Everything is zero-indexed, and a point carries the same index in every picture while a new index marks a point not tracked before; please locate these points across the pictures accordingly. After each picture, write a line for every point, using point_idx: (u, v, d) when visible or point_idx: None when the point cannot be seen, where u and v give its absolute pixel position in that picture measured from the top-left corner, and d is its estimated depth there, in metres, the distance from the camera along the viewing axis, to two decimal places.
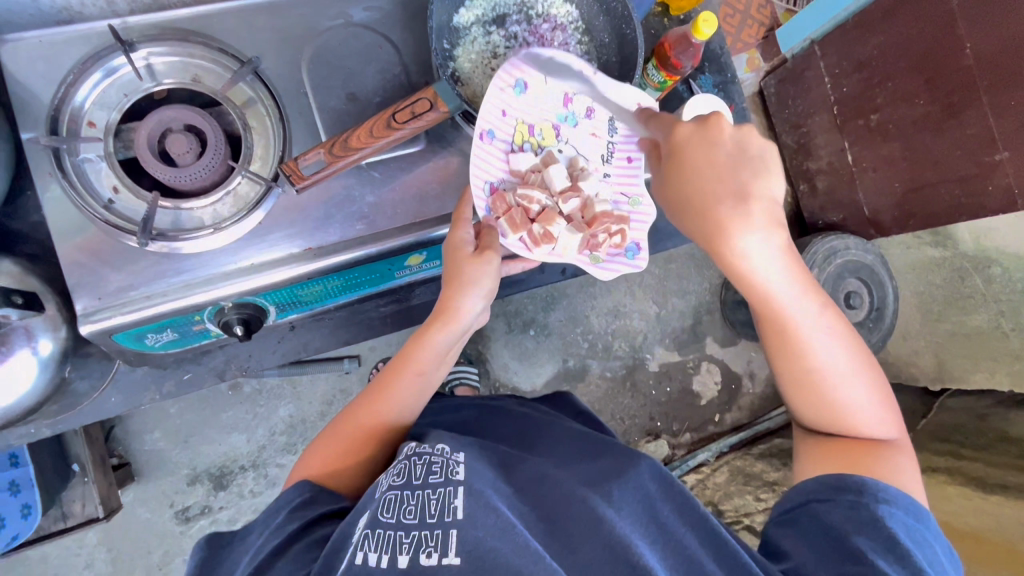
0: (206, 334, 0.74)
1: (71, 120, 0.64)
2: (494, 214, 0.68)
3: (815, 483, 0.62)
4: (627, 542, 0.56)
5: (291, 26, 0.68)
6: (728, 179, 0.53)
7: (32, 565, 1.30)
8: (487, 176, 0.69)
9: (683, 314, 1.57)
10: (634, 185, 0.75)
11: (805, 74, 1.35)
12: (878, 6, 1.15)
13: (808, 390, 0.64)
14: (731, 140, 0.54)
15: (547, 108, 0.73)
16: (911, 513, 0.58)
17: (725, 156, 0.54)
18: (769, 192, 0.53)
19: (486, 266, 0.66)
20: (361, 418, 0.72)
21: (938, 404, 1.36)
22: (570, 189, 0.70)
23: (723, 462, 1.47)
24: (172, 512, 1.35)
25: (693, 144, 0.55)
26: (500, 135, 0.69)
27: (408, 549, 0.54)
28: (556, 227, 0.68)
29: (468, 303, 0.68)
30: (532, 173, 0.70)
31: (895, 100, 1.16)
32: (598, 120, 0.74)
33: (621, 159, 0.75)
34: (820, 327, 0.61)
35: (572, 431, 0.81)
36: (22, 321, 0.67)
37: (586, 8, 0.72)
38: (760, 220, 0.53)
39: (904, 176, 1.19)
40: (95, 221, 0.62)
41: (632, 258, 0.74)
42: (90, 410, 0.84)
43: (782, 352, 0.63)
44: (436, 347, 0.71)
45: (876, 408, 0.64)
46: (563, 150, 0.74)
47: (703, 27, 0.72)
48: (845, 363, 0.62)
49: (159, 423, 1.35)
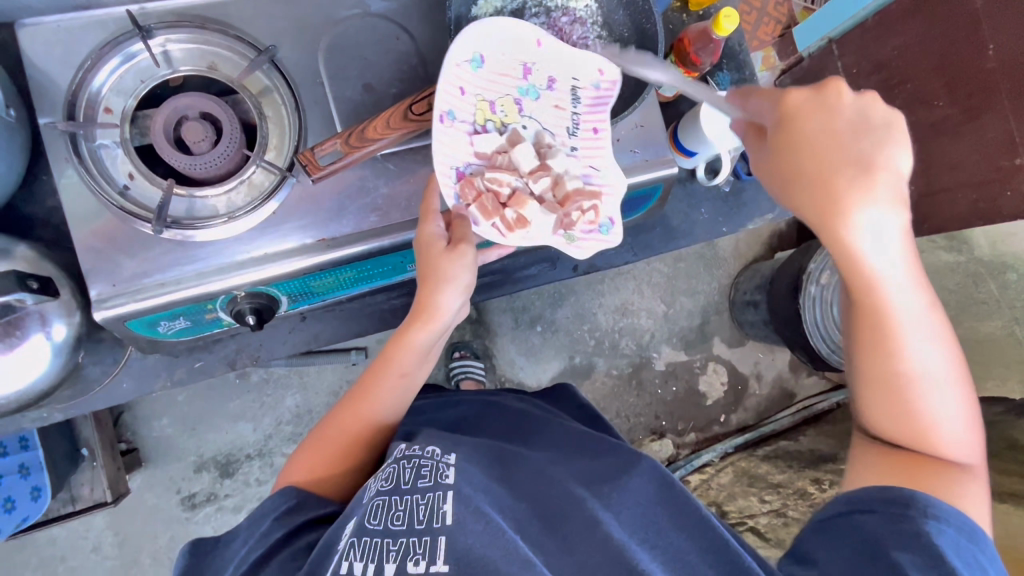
0: (219, 322, 0.74)
1: (88, 105, 0.63)
2: (463, 202, 0.64)
3: (862, 493, 0.59)
4: (623, 543, 0.56)
5: (308, 16, 0.68)
6: (847, 146, 0.50)
7: (40, 546, 1.32)
8: (452, 161, 0.64)
9: (691, 313, 1.56)
10: (603, 155, 0.69)
11: (822, 73, 1.34)
12: (897, 7, 1.13)
13: (893, 397, 0.58)
14: (851, 107, 0.51)
15: (505, 81, 0.68)
16: (964, 532, 0.55)
17: (845, 125, 0.51)
18: (896, 163, 0.49)
19: (462, 259, 0.64)
20: (349, 423, 0.73)
21: None
22: (540, 168, 0.66)
23: (727, 463, 1.46)
24: (178, 498, 1.36)
25: (807, 110, 0.52)
26: (461, 115, 0.65)
27: (395, 557, 0.54)
28: (529, 210, 0.64)
29: (446, 300, 0.66)
30: (498, 154, 0.66)
31: (913, 103, 1.14)
32: (560, 92, 0.70)
33: (587, 131, 0.70)
34: (923, 332, 0.55)
35: (573, 428, 0.80)
36: (38, 305, 0.67)
37: (605, 2, 0.71)
38: (882, 192, 0.49)
39: (921, 179, 1.18)
40: (109, 207, 0.62)
41: (605, 233, 0.68)
42: (103, 395, 0.85)
43: (870, 349, 0.57)
44: (417, 345, 0.70)
45: (964, 425, 0.59)
46: (526, 127, 0.69)
47: (723, 23, 0.72)
48: (941, 368, 0.57)
49: (167, 410, 1.36)
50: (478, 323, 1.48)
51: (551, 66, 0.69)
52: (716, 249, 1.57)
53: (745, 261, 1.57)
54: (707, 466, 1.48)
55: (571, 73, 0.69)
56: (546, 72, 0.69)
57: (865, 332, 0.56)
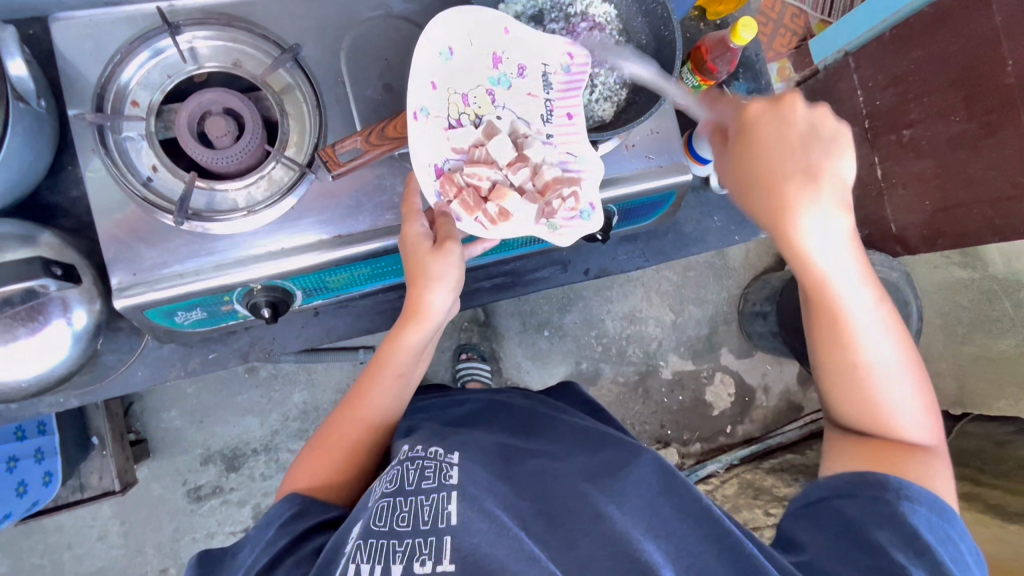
0: (234, 314, 0.75)
1: (116, 97, 0.65)
2: (445, 198, 0.63)
3: (835, 480, 0.62)
4: (628, 538, 0.57)
5: (332, 17, 0.69)
6: (796, 158, 0.54)
7: (47, 533, 1.33)
8: (431, 157, 0.63)
9: (699, 322, 1.56)
10: (580, 140, 0.66)
11: (838, 85, 1.33)
12: (917, 20, 1.12)
13: (852, 387, 0.62)
14: (803, 121, 0.55)
15: (476, 72, 0.66)
16: (936, 510, 0.57)
17: (795, 136, 0.55)
18: (838, 173, 0.53)
19: (449, 257, 0.64)
20: (350, 428, 0.73)
21: (958, 427, 1.33)
22: (517, 159, 0.63)
23: (732, 474, 1.45)
24: (184, 490, 1.37)
25: (763, 122, 0.55)
26: (434, 111, 0.64)
27: (401, 558, 0.54)
28: (510, 203, 0.62)
29: (434, 298, 0.66)
30: (476, 148, 0.64)
31: (930, 117, 1.13)
32: (532, 79, 0.67)
33: (561, 117, 0.67)
34: (877, 324, 0.59)
35: (577, 423, 0.79)
36: (60, 292, 0.68)
37: (624, 8, 0.70)
38: (826, 198, 0.53)
39: (935, 194, 1.17)
40: (133, 198, 0.64)
41: (587, 219, 0.65)
42: (118, 383, 0.86)
43: (830, 341, 0.61)
44: (410, 345, 0.71)
45: (919, 414, 0.62)
46: (501, 118, 0.67)
47: (741, 32, 0.70)
48: (894, 361, 0.60)
49: (176, 401, 1.37)
50: (485, 326, 1.49)
51: (521, 53, 0.67)
52: (727, 258, 1.56)
53: (755, 271, 1.57)
54: (712, 476, 1.47)
55: (541, 58, 0.67)
56: (516, 59, 0.67)
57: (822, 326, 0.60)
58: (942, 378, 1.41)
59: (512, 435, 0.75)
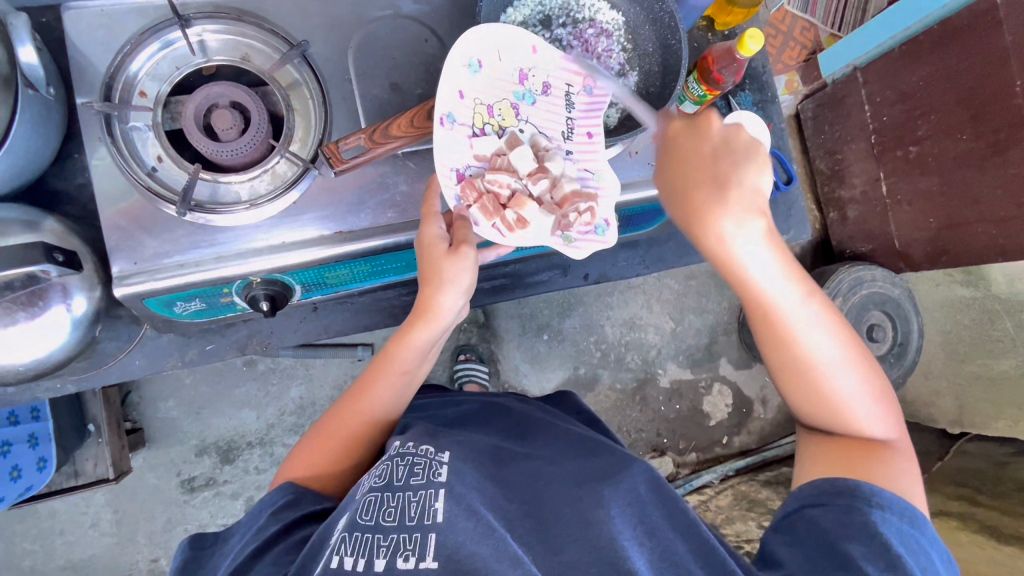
0: (232, 306, 0.76)
1: (124, 88, 0.65)
2: (465, 203, 0.64)
3: (810, 488, 0.62)
4: (614, 544, 0.57)
5: (341, 15, 0.70)
6: (710, 171, 0.54)
7: (40, 519, 1.34)
8: (451, 162, 0.64)
9: (699, 332, 1.55)
10: (598, 158, 0.66)
11: (845, 100, 1.33)
12: (926, 38, 1.12)
13: (802, 386, 0.63)
14: (716, 133, 0.56)
15: (503, 85, 0.66)
16: (906, 518, 0.58)
17: (710, 148, 0.56)
18: (750, 182, 0.53)
19: (463, 262, 0.64)
20: (350, 419, 0.73)
21: (955, 447, 1.35)
22: (538, 171, 0.63)
23: (727, 485, 1.44)
24: (178, 481, 1.38)
25: (683, 138, 0.57)
26: (460, 119, 0.64)
27: (385, 553, 0.54)
28: (529, 211, 0.62)
29: (447, 300, 0.67)
30: (498, 156, 0.64)
31: (937, 133, 1.13)
32: (556, 96, 0.67)
33: (581, 134, 0.67)
34: (815, 327, 0.60)
35: (571, 429, 0.79)
36: (61, 279, 0.68)
37: (632, 16, 0.71)
38: (739, 208, 0.53)
39: (940, 212, 1.17)
40: (137, 188, 0.64)
41: (601, 235, 0.66)
42: (116, 370, 0.86)
43: (774, 347, 0.62)
44: (418, 344, 0.71)
45: (872, 406, 0.64)
46: (523, 130, 0.67)
47: (748, 43, 0.70)
48: (838, 359, 0.61)
49: (174, 392, 1.38)
50: (485, 328, 1.50)
51: (548, 70, 0.67)
52: None
53: None
54: (706, 487, 1.47)
55: (567, 77, 0.67)
56: (543, 76, 0.67)
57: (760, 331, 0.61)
58: (941, 396, 1.41)
59: (505, 438, 0.75)
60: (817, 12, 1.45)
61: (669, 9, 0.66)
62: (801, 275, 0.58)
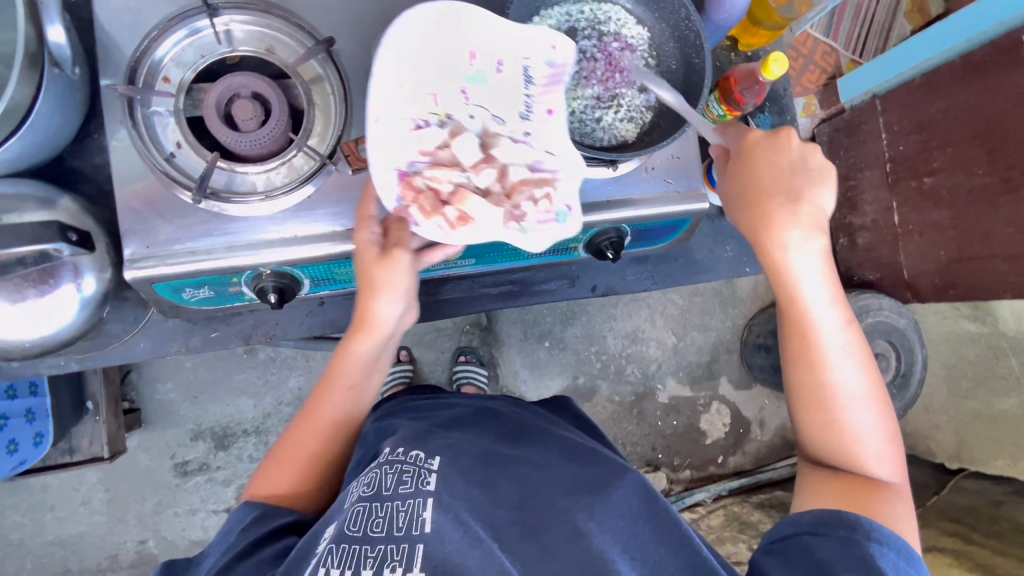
0: (240, 296, 0.76)
1: (148, 72, 0.66)
2: (405, 203, 0.62)
3: (809, 515, 0.61)
4: (602, 559, 0.57)
5: (368, 15, 0.70)
6: (783, 183, 0.61)
7: (32, 492, 1.34)
8: (392, 161, 0.62)
9: (701, 349, 1.55)
10: (555, 135, 0.64)
11: (863, 127, 1.33)
12: (949, 69, 1.11)
13: (817, 408, 0.64)
14: (796, 152, 0.62)
15: (450, 68, 0.65)
16: (903, 555, 0.57)
17: (787, 163, 0.62)
18: (820, 201, 0.60)
19: (397, 264, 0.66)
20: (303, 439, 0.73)
21: (953, 482, 1.35)
22: (482, 161, 0.64)
23: (719, 505, 1.44)
24: (172, 464, 1.38)
25: (761, 147, 0.63)
26: (398, 111, 0.63)
27: (372, 564, 0.55)
28: (471, 206, 0.62)
29: (383, 308, 0.68)
30: (441, 149, 0.63)
31: (952, 166, 1.13)
32: (510, 73, 0.65)
33: (541, 113, 0.65)
34: (845, 349, 0.63)
35: (564, 437, 0.76)
36: (72, 258, 0.68)
37: (658, 32, 0.70)
38: (806, 221, 0.60)
39: (951, 245, 1.17)
40: (154, 171, 0.64)
41: (562, 222, 0.64)
42: (120, 351, 0.86)
43: (802, 360, 0.64)
44: (359, 355, 0.72)
45: (882, 445, 0.64)
46: (473, 117, 0.66)
47: (772, 67, 0.70)
48: (859, 388, 0.63)
49: (173, 374, 1.38)
50: (486, 331, 1.50)
51: (497, 48, 0.64)
52: (735, 288, 1.56)
53: (762, 303, 1.56)
54: (698, 506, 1.46)
55: (520, 52, 0.64)
56: (493, 56, 0.64)
57: (793, 340, 0.64)
58: (939, 431, 1.41)
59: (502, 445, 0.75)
60: (840, 37, 1.45)
61: (696, 27, 0.65)
62: (844, 295, 0.64)
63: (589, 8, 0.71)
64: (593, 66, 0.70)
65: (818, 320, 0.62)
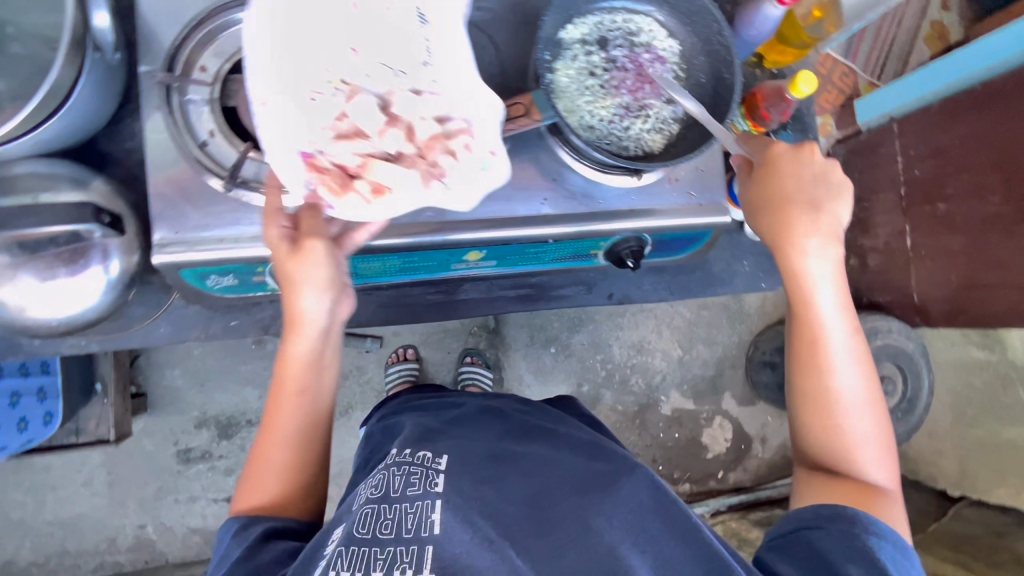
0: (262, 286, 0.77)
1: (186, 61, 0.67)
2: (314, 186, 0.62)
3: (808, 511, 0.61)
4: (615, 552, 0.57)
5: None
6: (805, 191, 0.63)
7: (35, 472, 1.35)
8: (292, 144, 0.61)
9: (706, 362, 1.55)
10: (458, 77, 0.64)
11: (878, 149, 1.34)
12: (966, 97, 1.12)
13: (819, 410, 0.65)
14: (818, 165, 0.64)
15: (334, 31, 0.63)
16: (899, 547, 0.57)
17: (809, 174, 0.64)
18: (837, 213, 0.63)
19: (311, 254, 0.64)
20: (269, 449, 0.70)
21: (953, 510, 1.36)
22: (386, 125, 0.65)
23: (717, 521, 1.43)
24: (175, 450, 1.38)
25: (784, 157, 0.64)
26: (283, 88, 0.61)
27: (381, 567, 0.55)
28: (383, 175, 0.63)
29: (306, 303, 0.67)
30: (341, 121, 0.64)
31: (965, 193, 1.13)
32: (401, 22, 0.64)
33: (442, 57, 0.64)
34: (849, 355, 0.64)
35: (573, 436, 0.77)
36: (103, 239, 0.69)
37: (688, 45, 0.71)
38: (824, 230, 0.63)
39: (961, 270, 1.17)
40: (187, 157, 0.65)
41: (488, 167, 0.64)
42: (139, 335, 0.87)
43: (808, 361, 0.64)
44: (298, 357, 0.70)
45: (879, 454, 0.65)
46: (370, 78, 0.65)
47: (801, 85, 0.71)
48: (860, 395, 0.64)
49: (181, 361, 1.39)
50: (494, 334, 1.50)
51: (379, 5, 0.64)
52: (744, 303, 1.56)
53: (771, 320, 1.56)
54: None
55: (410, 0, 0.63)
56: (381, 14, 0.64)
57: (801, 340, 0.65)
58: (943, 457, 1.41)
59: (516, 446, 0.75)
60: (859, 57, 1.44)
61: (725, 42, 0.67)
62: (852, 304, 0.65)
63: (621, 19, 0.72)
64: (624, 76, 0.70)
65: (827, 323, 0.64)
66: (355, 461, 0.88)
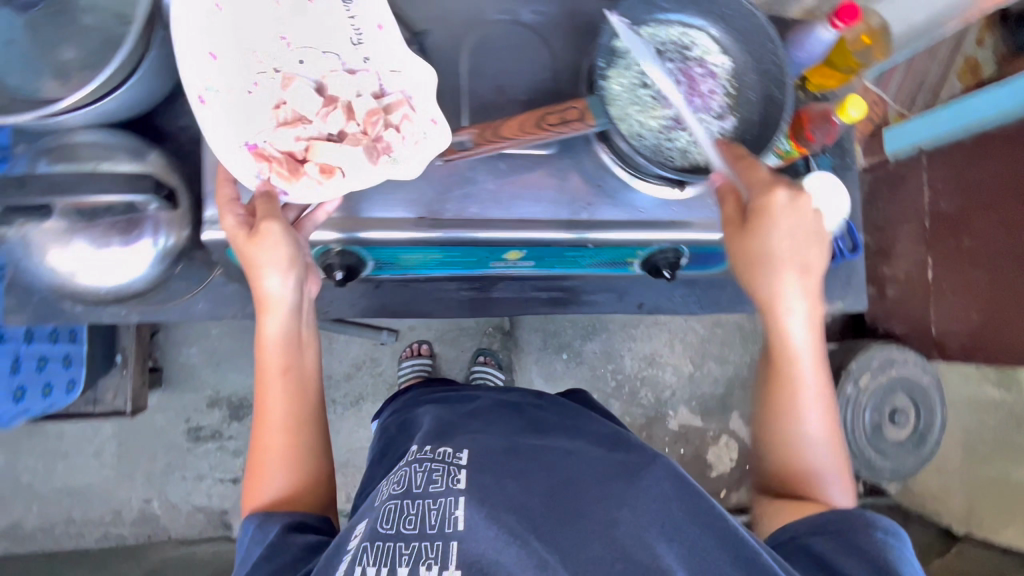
0: None
1: None
2: (265, 175, 0.63)
3: (810, 521, 0.63)
4: (642, 542, 0.57)
5: (464, 15, 0.73)
6: (797, 252, 0.62)
7: (47, 438, 1.36)
8: (241, 137, 0.62)
9: (716, 380, 1.55)
10: (390, 49, 0.65)
11: (906, 179, 1.33)
12: (998, 133, 1.11)
13: (783, 437, 0.68)
14: (810, 218, 0.61)
15: (263, 17, 0.63)
16: (898, 537, 0.60)
17: (800, 228, 0.61)
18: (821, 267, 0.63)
19: (267, 237, 0.62)
20: (269, 437, 0.70)
21: (956, 548, 1.33)
22: (326, 106, 0.64)
23: None
24: (186, 428, 1.39)
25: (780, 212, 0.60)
26: (219, 80, 0.61)
27: (407, 562, 0.56)
28: (331, 157, 0.63)
29: (269, 286, 0.65)
30: (281, 108, 0.63)
31: (995, 230, 1.13)
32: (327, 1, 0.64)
33: (373, 33, 0.65)
34: (816, 389, 0.67)
35: (593, 428, 0.78)
36: (155, 213, 0.70)
37: (741, 62, 0.72)
38: (806, 289, 0.63)
39: (984, 307, 1.16)
40: None
41: (433, 135, 0.64)
42: (180, 309, 0.89)
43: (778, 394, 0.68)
44: (269, 334, 0.68)
45: (840, 476, 0.68)
46: (303, 61, 0.64)
47: (849, 108, 0.76)
48: (822, 426, 0.68)
49: (198, 339, 1.40)
50: (507, 335, 1.50)
51: None
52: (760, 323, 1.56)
53: None
54: None
55: None
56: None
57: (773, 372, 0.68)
58: (951, 492, 1.40)
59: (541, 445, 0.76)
60: (890, 87, 1.36)
61: (780, 62, 0.67)
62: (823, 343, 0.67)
63: (677, 31, 0.72)
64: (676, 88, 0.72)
65: (798, 363, 0.66)
66: (371, 453, 0.89)
